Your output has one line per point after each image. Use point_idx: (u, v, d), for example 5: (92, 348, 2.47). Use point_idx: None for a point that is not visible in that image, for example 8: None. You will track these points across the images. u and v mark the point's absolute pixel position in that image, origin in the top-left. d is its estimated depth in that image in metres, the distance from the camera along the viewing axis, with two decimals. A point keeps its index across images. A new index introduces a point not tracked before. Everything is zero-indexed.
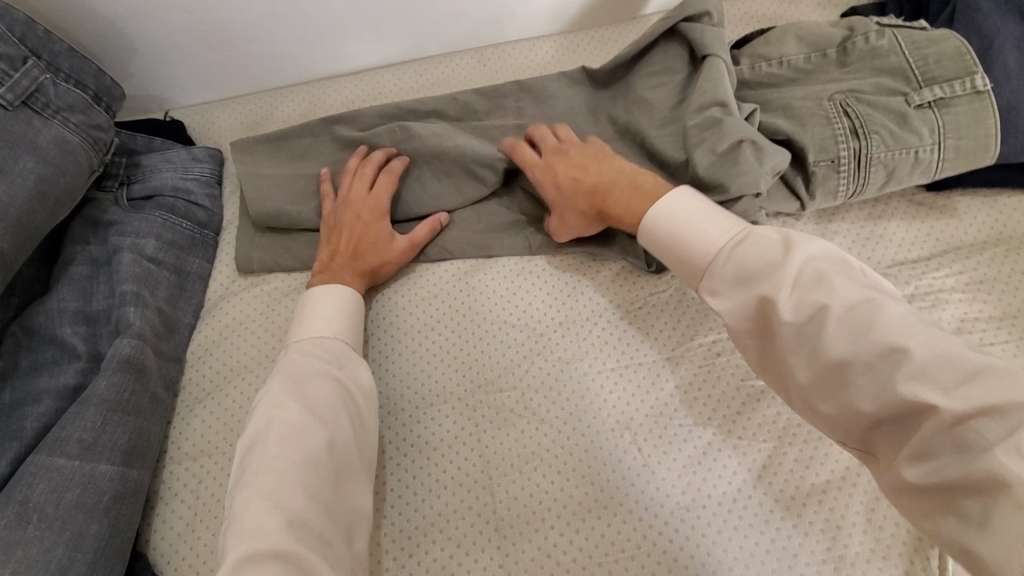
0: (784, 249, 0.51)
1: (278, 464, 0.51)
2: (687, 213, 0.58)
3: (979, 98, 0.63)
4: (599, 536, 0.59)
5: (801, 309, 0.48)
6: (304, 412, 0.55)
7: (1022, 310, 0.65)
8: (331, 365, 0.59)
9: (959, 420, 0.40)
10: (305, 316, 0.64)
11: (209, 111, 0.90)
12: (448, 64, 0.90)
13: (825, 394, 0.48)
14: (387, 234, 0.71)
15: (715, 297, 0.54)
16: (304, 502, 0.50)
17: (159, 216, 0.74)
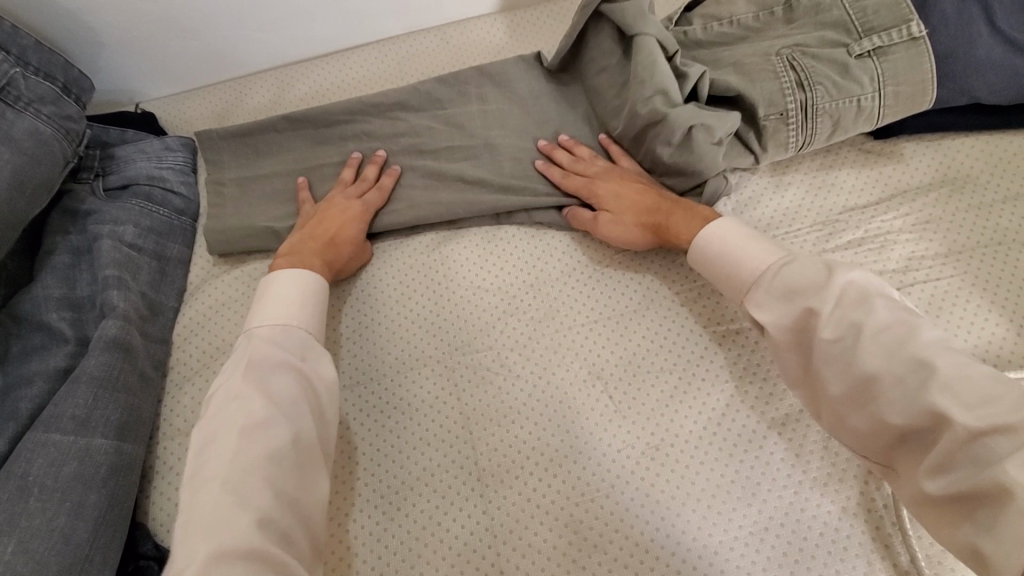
0: (825, 273, 0.56)
1: (242, 459, 0.52)
2: (735, 242, 0.62)
3: (915, 44, 0.66)
4: (565, 484, 0.62)
5: (839, 328, 0.53)
6: (270, 406, 0.56)
7: (967, 246, 0.69)
8: (294, 356, 0.60)
9: (976, 437, 0.45)
10: (266, 300, 0.64)
11: (181, 102, 0.92)
12: (411, 44, 0.92)
13: (856, 407, 0.52)
14: (362, 234, 0.73)
15: (760, 311, 0.59)
16: (269, 499, 0.52)
17: (136, 204, 0.75)
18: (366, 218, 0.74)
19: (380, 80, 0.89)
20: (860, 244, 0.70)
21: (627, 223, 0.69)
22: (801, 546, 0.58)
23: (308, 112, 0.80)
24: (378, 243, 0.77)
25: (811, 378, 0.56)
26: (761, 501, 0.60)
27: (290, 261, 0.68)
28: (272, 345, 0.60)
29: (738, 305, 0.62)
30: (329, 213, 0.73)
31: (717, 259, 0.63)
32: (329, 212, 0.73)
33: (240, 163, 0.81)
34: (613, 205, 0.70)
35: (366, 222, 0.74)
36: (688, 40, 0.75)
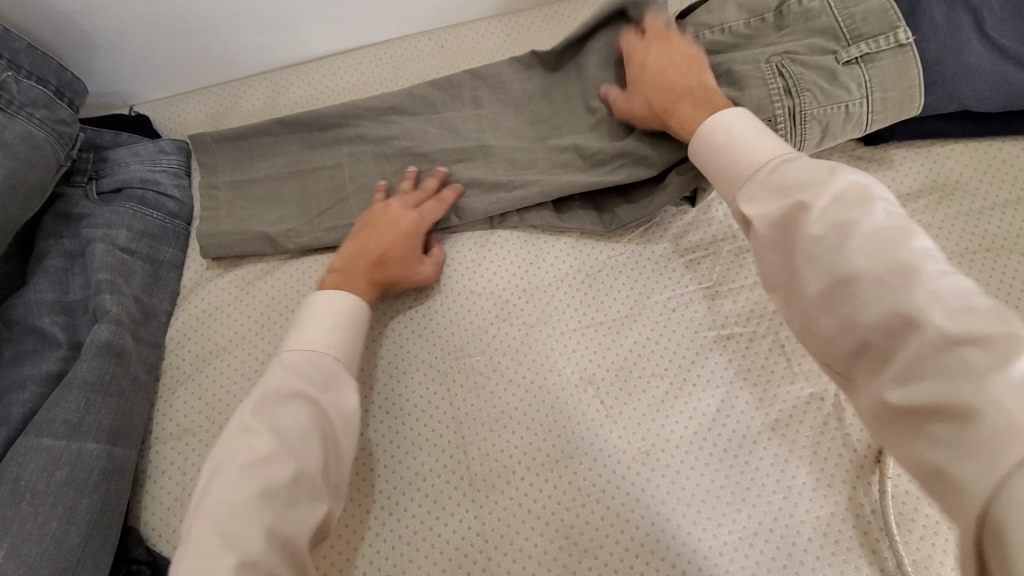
0: (828, 174, 0.52)
1: (236, 497, 0.51)
2: (741, 133, 0.60)
3: (902, 51, 0.67)
4: (557, 488, 0.63)
5: (826, 213, 0.50)
6: (274, 441, 0.54)
7: (955, 252, 0.70)
8: (311, 386, 0.59)
9: (950, 342, 0.40)
10: (302, 326, 0.63)
11: (174, 105, 0.92)
12: (405, 47, 0.92)
13: (827, 308, 0.49)
14: (416, 250, 0.71)
15: (750, 204, 0.56)
16: (259, 541, 0.49)
17: (129, 207, 0.75)
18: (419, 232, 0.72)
19: (374, 83, 0.89)
20: None
21: (640, 102, 0.70)
22: (789, 550, 0.59)
23: (302, 116, 0.81)
24: None
25: (791, 275, 0.53)
26: (750, 506, 0.61)
27: (338, 284, 0.68)
28: (293, 374, 0.59)
29: (730, 199, 0.59)
30: (380, 226, 0.71)
31: (720, 150, 0.61)
32: (381, 227, 0.71)
33: (233, 166, 0.81)
34: (640, 77, 0.70)
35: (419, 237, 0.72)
36: None
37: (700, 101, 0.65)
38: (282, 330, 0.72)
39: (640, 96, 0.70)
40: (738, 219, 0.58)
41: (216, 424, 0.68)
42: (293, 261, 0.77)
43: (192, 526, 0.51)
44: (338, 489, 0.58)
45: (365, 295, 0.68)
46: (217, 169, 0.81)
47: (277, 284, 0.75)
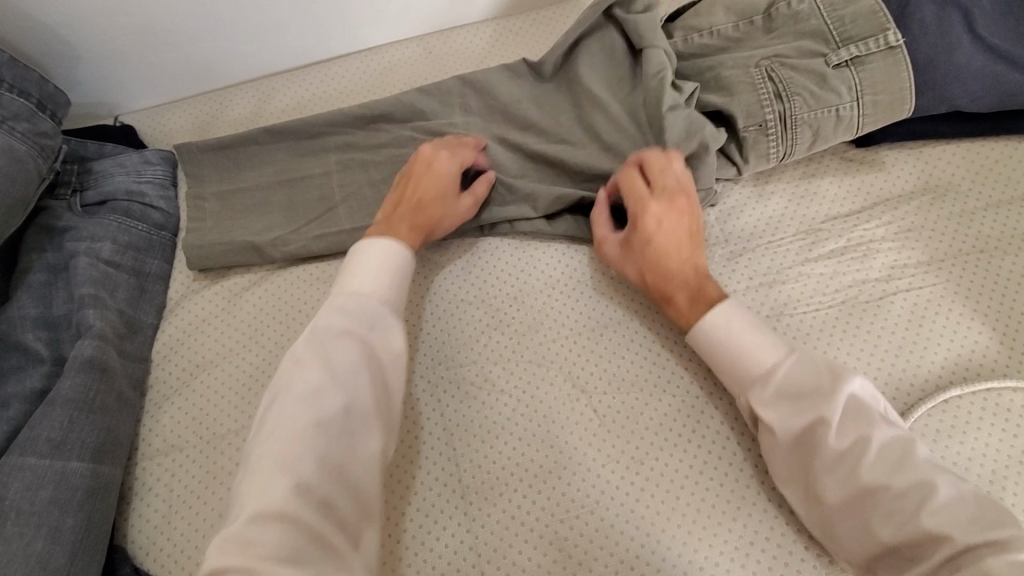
0: (832, 377, 0.55)
1: (290, 422, 0.52)
2: (744, 327, 0.60)
3: (893, 53, 0.66)
4: (550, 500, 0.62)
5: (848, 439, 0.53)
6: (326, 373, 0.54)
7: (949, 254, 0.69)
8: (362, 323, 0.58)
9: (971, 548, 0.45)
10: (352, 267, 0.62)
11: (159, 115, 0.91)
12: (394, 53, 0.91)
13: (848, 516, 0.52)
14: (452, 191, 0.70)
15: (765, 408, 0.57)
16: (313, 467, 0.50)
17: (113, 220, 0.74)
18: (454, 174, 0.71)
19: (361, 90, 0.89)
20: (843, 253, 0.70)
21: (634, 266, 0.66)
22: (786, 559, 0.58)
23: (290, 124, 0.80)
24: None
25: (807, 479, 0.55)
26: (746, 515, 0.60)
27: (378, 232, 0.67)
28: (342, 311, 0.58)
29: (740, 403, 0.60)
30: (416, 171, 0.71)
31: (721, 343, 0.60)
32: (417, 173, 0.71)
33: (220, 176, 0.80)
34: (637, 241, 0.66)
35: (454, 179, 0.70)
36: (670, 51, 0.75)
37: (696, 284, 0.64)
38: (270, 341, 0.71)
39: (631, 250, 0.67)
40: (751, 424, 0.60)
41: (204, 439, 0.67)
42: (281, 272, 0.76)
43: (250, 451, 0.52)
44: (393, 423, 0.58)
45: (407, 239, 0.67)
46: (203, 179, 0.80)
47: (264, 295, 0.74)
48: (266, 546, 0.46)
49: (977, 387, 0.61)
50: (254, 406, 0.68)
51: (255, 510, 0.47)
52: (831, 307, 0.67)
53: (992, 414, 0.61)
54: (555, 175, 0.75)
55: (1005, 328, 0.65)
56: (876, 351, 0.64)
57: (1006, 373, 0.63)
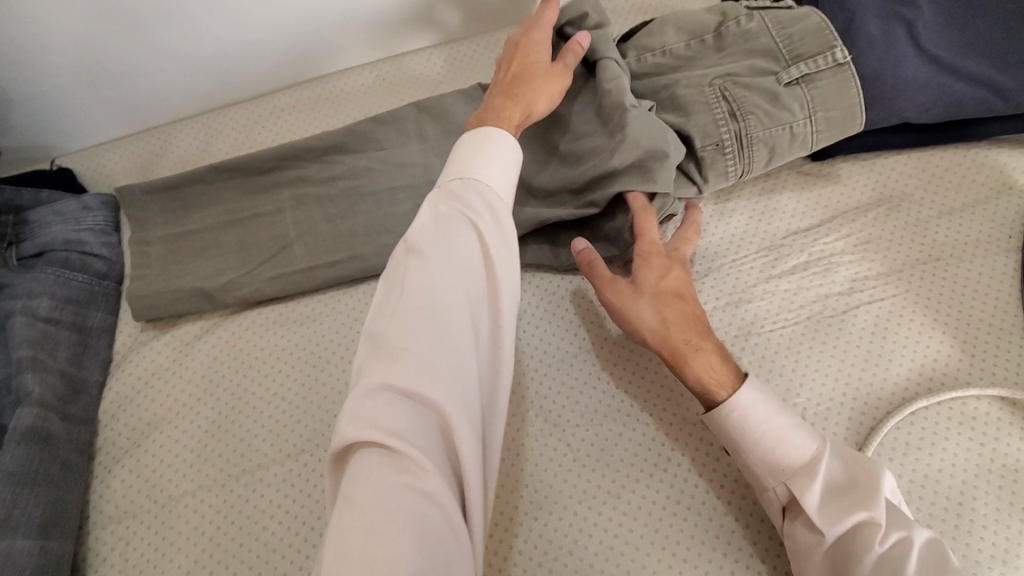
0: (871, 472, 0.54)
1: (411, 304, 0.48)
2: (781, 418, 0.57)
3: (841, 70, 0.67)
4: (528, 544, 0.59)
5: (889, 542, 0.51)
6: (442, 260, 0.50)
7: (907, 263, 0.70)
8: (474, 212, 0.53)
9: None
10: (461, 153, 0.57)
11: (99, 154, 0.87)
12: (346, 80, 0.89)
13: None
14: (544, 63, 0.67)
15: (808, 503, 0.54)
16: (437, 349, 0.46)
17: (51, 273, 0.71)
18: (541, 48, 0.68)
19: (313, 119, 0.86)
20: (804, 269, 0.70)
21: (649, 311, 0.62)
22: None
23: (239, 160, 0.76)
24: (317, 298, 0.73)
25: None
26: (728, 545, 0.58)
27: (489, 116, 0.63)
28: (455, 199, 0.54)
29: (770, 496, 0.57)
30: (507, 56, 0.68)
31: (758, 432, 0.57)
32: (509, 53, 0.68)
33: (166, 219, 0.77)
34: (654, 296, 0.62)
35: (541, 53, 0.67)
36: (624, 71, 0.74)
37: (722, 355, 0.61)
38: (225, 393, 0.68)
39: (653, 308, 0.62)
40: (781, 523, 0.57)
41: (158, 502, 0.63)
42: (236, 317, 0.73)
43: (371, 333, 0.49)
44: (516, 314, 0.52)
45: (512, 111, 0.63)
46: (148, 223, 0.76)
47: (218, 343, 0.71)
48: (393, 421, 0.43)
49: (941, 397, 0.62)
50: (211, 463, 0.65)
51: (378, 385, 0.44)
52: (796, 324, 0.67)
53: (958, 423, 0.61)
54: (516, 202, 0.73)
55: (964, 336, 0.66)
56: (842, 367, 0.64)
57: (969, 382, 0.64)
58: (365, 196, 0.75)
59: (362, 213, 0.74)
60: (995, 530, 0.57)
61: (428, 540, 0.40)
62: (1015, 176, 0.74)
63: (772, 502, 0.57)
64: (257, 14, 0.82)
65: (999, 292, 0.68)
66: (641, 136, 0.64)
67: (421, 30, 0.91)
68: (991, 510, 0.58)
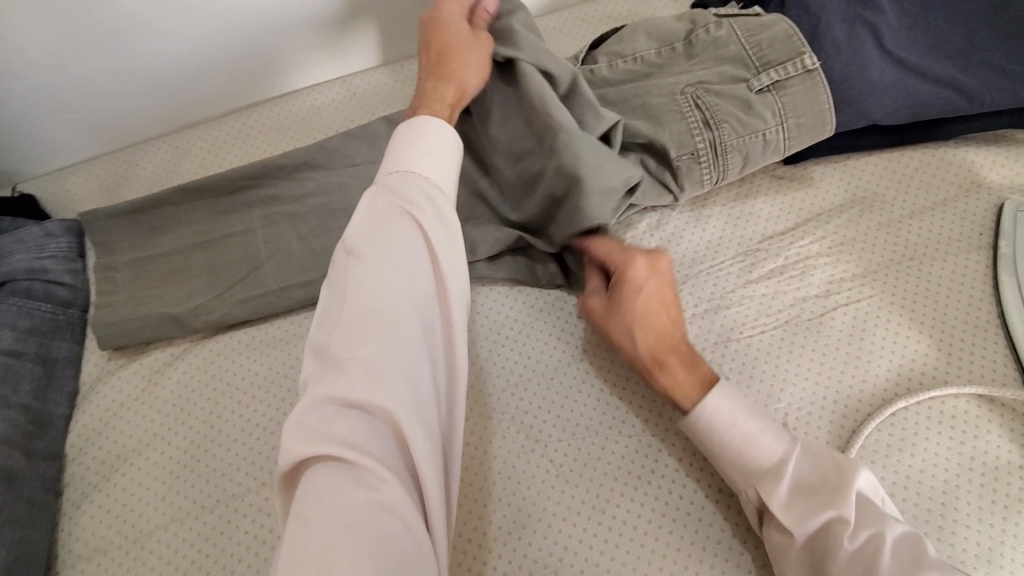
0: (840, 470, 0.54)
1: (353, 309, 0.47)
2: (748, 423, 0.57)
3: (811, 76, 0.67)
4: (511, 564, 0.58)
5: (860, 538, 0.51)
6: (384, 258, 0.49)
7: (882, 264, 0.70)
8: (414, 207, 0.53)
9: None
10: (397, 150, 0.57)
11: (62, 178, 0.85)
12: (316, 95, 0.88)
13: None
14: (465, 33, 0.67)
15: (778, 505, 0.54)
16: (384, 353, 0.45)
17: (12, 303, 0.68)
18: (458, 19, 0.67)
19: (282, 136, 0.85)
20: (781, 273, 0.70)
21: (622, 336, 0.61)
22: None
23: (206, 181, 0.75)
24: (291, 319, 0.72)
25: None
26: (712, 555, 0.58)
27: (421, 103, 0.65)
28: (394, 196, 0.54)
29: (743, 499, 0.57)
30: (424, 32, 0.68)
31: (726, 435, 0.57)
32: (427, 28, 0.68)
33: (132, 243, 0.75)
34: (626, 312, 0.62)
35: (460, 23, 0.67)
36: (596, 78, 0.73)
37: (690, 361, 0.60)
38: (198, 420, 0.66)
39: (624, 325, 0.61)
40: (757, 524, 0.56)
41: (129, 537, 0.61)
42: (207, 342, 0.71)
43: (313, 346, 0.48)
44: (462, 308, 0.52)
45: (445, 93, 0.65)
46: (114, 249, 0.74)
47: (188, 370, 0.69)
48: (342, 432, 0.42)
49: (921, 397, 0.62)
50: (184, 495, 0.63)
51: (324, 398, 0.43)
52: (774, 329, 0.67)
53: (938, 422, 0.61)
54: (489, 216, 0.72)
55: (940, 334, 0.66)
56: (821, 370, 0.64)
57: (948, 380, 0.64)
58: (337, 214, 0.74)
59: (335, 231, 0.73)
60: (978, 529, 0.57)
61: (389, 549, 0.39)
62: (984, 174, 0.75)
63: (746, 504, 0.57)
64: (221, 29, 0.80)
65: (973, 290, 0.68)
66: (568, 160, 0.64)
67: (390, 41, 0.90)
68: (973, 509, 0.58)
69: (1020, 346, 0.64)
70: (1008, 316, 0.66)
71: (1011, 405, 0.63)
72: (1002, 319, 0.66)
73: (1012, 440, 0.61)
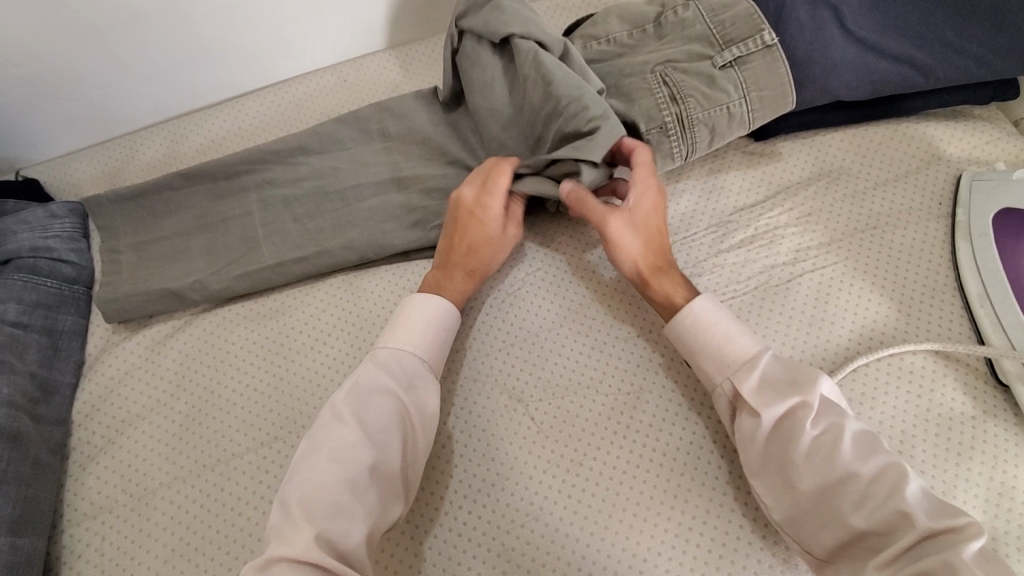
0: (810, 371, 0.57)
1: (321, 480, 0.53)
2: (725, 326, 0.61)
3: (771, 51, 0.70)
4: (494, 514, 0.61)
5: (822, 426, 0.54)
6: (360, 430, 0.55)
7: (847, 231, 0.74)
8: (399, 385, 0.59)
9: (933, 533, 0.48)
10: (399, 317, 0.64)
11: (68, 163, 0.90)
12: (309, 83, 0.92)
13: (819, 509, 0.53)
14: (497, 227, 0.68)
15: (751, 394, 0.57)
16: (339, 523, 0.51)
17: (18, 279, 0.71)
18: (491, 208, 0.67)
19: (276, 122, 0.89)
20: (751, 242, 0.73)
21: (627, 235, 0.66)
22: (724, 540, 0.59)
23: (203, 165, 0.78)
24: (285, 292, 0.75)
25: (779, 470, 0.55)
26: (683, 502, 0.61)
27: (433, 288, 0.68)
28: (381, 369, 0.60)
29: (717, 390, 0.60)
30: (462, 227, 0.68)
31: (709, 332, 0.61)
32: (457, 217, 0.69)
33: (132, 223, 0.78)
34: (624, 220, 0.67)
35: (494, 213, 0.67)
36: None
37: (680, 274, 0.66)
38: (199, 387, 0.70)
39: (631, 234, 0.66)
40: (728, 418, 0.60)
41: (134, 495, 0.64)
42: (206, 315, 0.75)
43: (281, 498, 0.53)
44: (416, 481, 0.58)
45: (464, 286, 0.68)
46: (114, 228, 0.78)
47: (189, 340, 0.73)
48: None
49: (882, 353, 0.66)
50: (185, 456, 0.66)
51: (276, 555, 0.49)
52: (745, 294, 0.70)
53: (896, 377, 0.65)
54: None
55: (900, 296, 0.70)
56: (787, 330, 0.68)
57: (907, 338, 0.68)
58: (327, 193, 0.77)
59: (327, 210, 0.76)
60: (932, 474, 0.61)
61: None
62: (944, 147, 0.79)
63: (720, 396, 0.60)
64: (215, 21, 0.83)
65: (932, 256, 0.72)
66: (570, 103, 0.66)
67: (378, 29, 0.94)
68: (928, 456, 0.61)
69: (972, 305, 0.68)
70: (962, 277, 0.70)
71: (964, 360, 0.67)
72: (958, 280, 0.70)
73: (966, 392, 0.65)
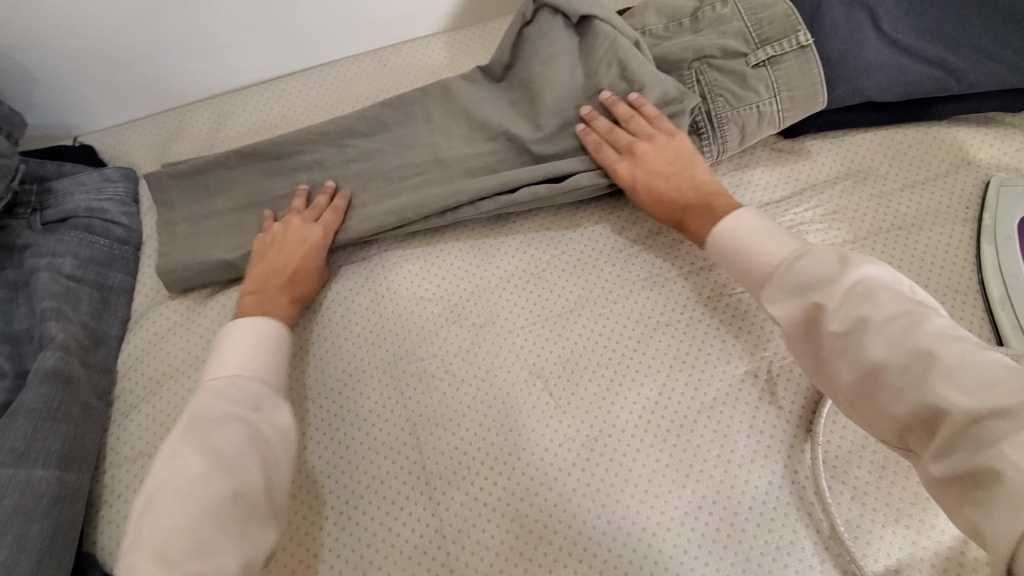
0: (839, 266, 0.56)
1: (175, 522, 0.51)
2: (748, 235, 0.64)
3: (805, 52, 0.72)
4: (507, 483, 0.64)
5: (848, 320, 0.53)
6: (207, 464, 0.54)
7: (870, 231, 0.75)
8: (244, 409, 0.58)
9: (976, 419, 0.45)
10: (222, 349, 0.63)
11: (119, 134, 0.95)
12: (350, 66, 0.96)
13: (863, 399, 0.53)
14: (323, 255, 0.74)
15: (773, 304, 0.60)
16: (203, 561, 0.50)
17: (75, 236, 0.77)
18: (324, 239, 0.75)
19: (317, 102, 0.93)
20: None
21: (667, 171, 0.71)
22: (733, 519, 0.61)
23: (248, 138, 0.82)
24: None
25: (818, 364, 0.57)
26: (694, 481, 0.62)
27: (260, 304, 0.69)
28: (218, 399, 0.58)
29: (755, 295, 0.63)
30: (286, 246, 0.73)
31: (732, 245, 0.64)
32: (286, 244, 0.73)
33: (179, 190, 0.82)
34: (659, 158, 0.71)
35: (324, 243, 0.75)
36: None
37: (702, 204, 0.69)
38: None
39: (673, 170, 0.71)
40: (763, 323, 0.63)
41: None
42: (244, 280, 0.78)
43: (129, 558, 0.50)
44: (280, 501, 0.58)
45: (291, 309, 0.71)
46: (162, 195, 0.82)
47: (227, 302, 0.77)
48: None
49: None
50: None
51: None
52: None
53: None
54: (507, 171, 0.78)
55: None
56: None
57: None
58: (364, 169, 0.80)
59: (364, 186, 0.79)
60: None
61: None
62: (974, 152, 0.80)
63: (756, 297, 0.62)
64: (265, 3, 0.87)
65: (956, 258, 0.73)
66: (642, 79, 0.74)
67: (421, 16, 0.97)
68: None
69: (994, 307, 0.69)
70: (984, 278, 0.71)
71: None
72: (981, 284, 0.71)
73: None
